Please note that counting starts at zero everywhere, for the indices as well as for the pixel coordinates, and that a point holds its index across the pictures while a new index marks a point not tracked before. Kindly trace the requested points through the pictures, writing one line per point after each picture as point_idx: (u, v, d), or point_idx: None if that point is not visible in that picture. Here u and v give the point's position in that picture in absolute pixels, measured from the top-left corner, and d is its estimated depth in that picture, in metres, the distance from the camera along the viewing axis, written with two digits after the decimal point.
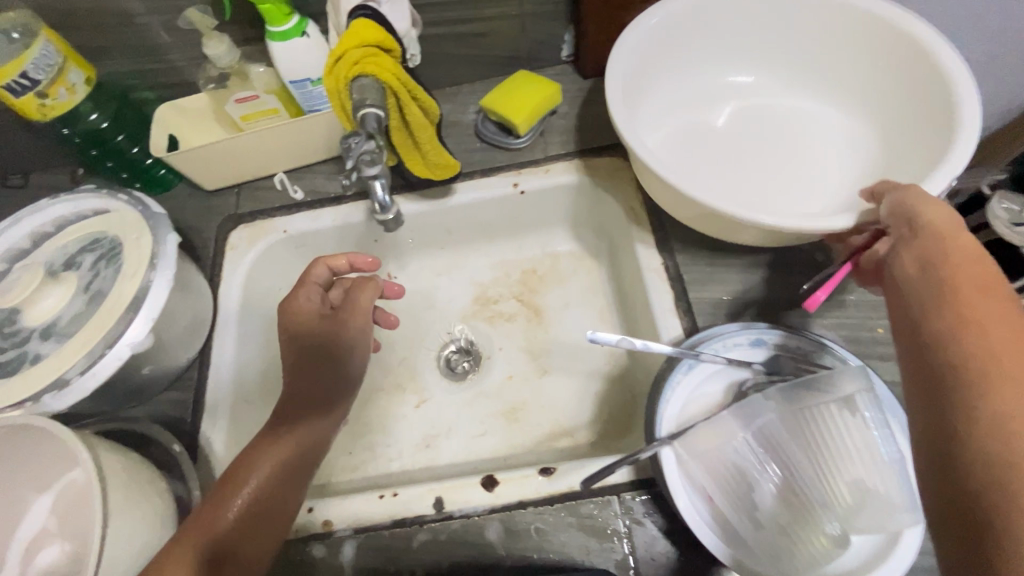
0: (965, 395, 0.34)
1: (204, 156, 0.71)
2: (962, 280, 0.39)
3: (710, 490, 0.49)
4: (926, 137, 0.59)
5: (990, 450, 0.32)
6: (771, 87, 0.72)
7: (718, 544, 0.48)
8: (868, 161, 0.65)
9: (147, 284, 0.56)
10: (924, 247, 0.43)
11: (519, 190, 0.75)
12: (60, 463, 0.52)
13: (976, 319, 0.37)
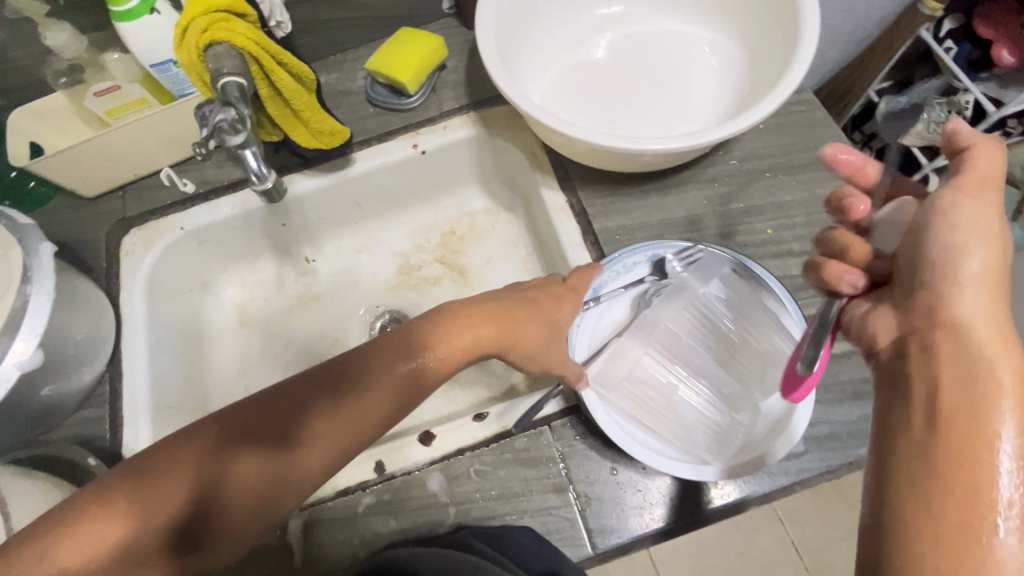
0: (916, 464, 0.38)
1: (72, 159, 0.66)
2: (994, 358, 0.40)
3: (628, 407, 0.55)
4: (782, 47, 0.62)
5: (913, 494, 0.37)
6: (652, 14, 0.73)
7: (640, 449, 0.52)
8: (741, 72, 0.69)
9: (24, 301, 0.53)
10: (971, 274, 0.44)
11: (420, 150, 0.74)
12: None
13: (954, 372, 0.40)
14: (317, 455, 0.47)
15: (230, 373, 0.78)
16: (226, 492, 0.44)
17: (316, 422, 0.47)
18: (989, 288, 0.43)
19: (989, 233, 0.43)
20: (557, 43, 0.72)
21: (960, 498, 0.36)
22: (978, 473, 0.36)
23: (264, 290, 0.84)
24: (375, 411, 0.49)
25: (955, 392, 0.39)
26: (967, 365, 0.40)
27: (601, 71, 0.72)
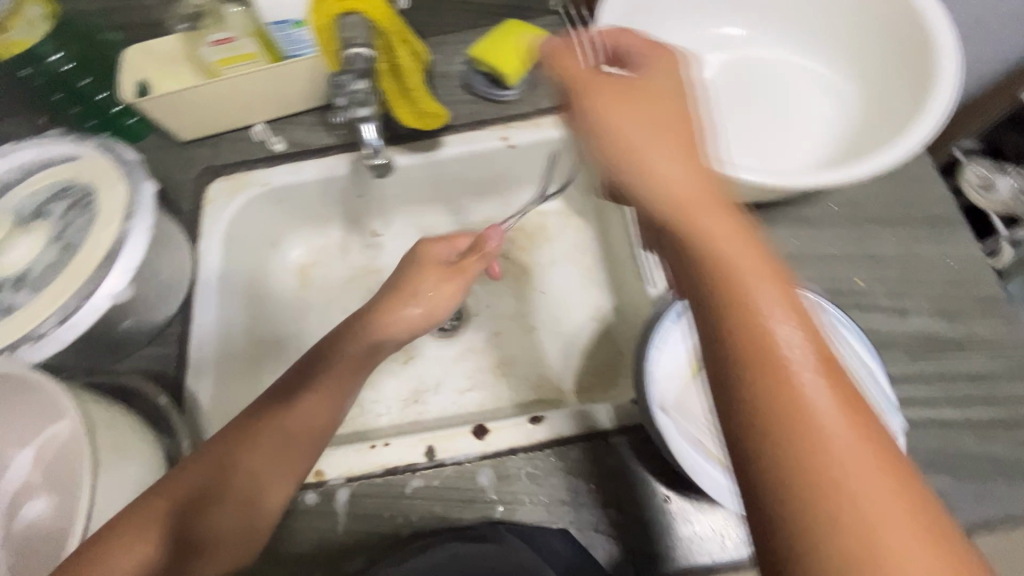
0: (782, 467, 0.29)
1: (178, 102, 0.68)
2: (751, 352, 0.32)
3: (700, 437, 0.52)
4: (910, 96, 0.60)
5: (805, 533, 0.27)
6: (765, 42, 0.72)
7: (712, 482, 0.50)
8: (855, 117, 0.66)
9: (125, 232, 0.54)
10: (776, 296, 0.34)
11: (508, 143, 0.74)
12: (44, 415, 0.51)
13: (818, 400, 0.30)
14: (302, 429, 0.54)
15: (285, 332, 0.80)
16: (242, 476, 0.51)
17: (299, 402, 0.56)
18: (775, 287, 0.34)
19: (690, 163, 0.44)
20: (664, 56, 0.71)
21: (822, 444, 0.29)
22: (828, 411, 0.30)
23: (329, 256, 0.85)
24: (325, 398, 0.57)
25: (748, 311, 0.33)
26: (756, 267, 0.35)
27: (706, 91, 0.70)
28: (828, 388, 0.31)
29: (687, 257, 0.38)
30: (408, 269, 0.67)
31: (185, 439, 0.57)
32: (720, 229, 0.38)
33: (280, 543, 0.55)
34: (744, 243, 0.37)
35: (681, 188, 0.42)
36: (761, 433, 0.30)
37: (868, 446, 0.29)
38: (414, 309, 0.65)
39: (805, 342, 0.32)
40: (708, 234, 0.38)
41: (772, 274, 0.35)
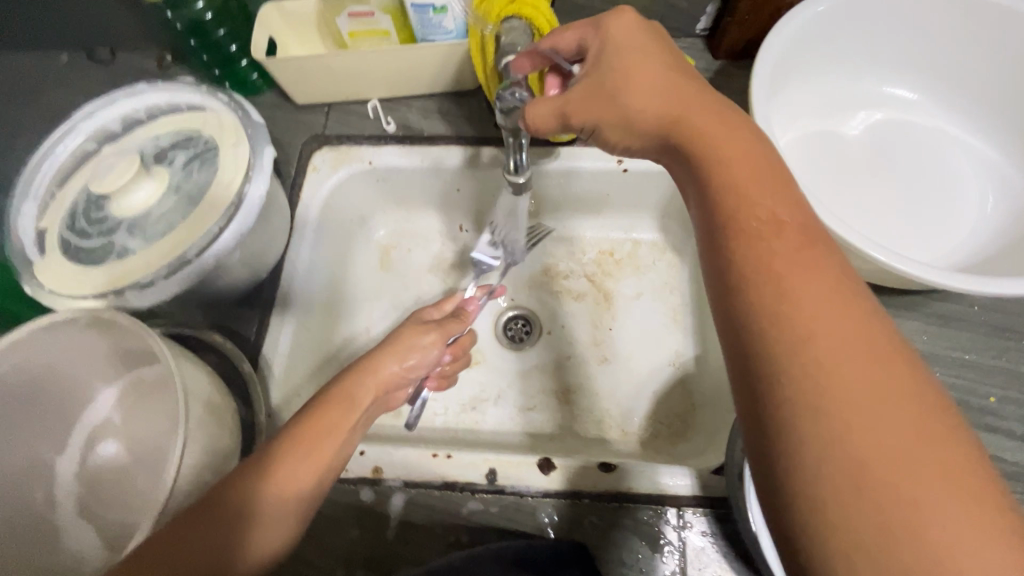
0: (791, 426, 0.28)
1: (305, 68, 0.67)
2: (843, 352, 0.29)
3: None
4: None
5: (835, 477, 0.26)
6: (928, 110, 0.65)
7: None
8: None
9: (240, 195, 0.54)
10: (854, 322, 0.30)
11: (623, 167, 0.70)
12: (136, 359, 0.51)
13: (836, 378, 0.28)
14: (317, 442, 0.44)
15: (357, 310, 0.79)
16: (240, 501, 0.40)
17: (312, 413, 0.46)
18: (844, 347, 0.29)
19: (777, 186, 0.35)
20: (812, 104, 0.65)
21: (831, 398, 0.28)
22: (829, 356, 0.28)
23: (413, 241, 0.83)
24: (340, 410, 0.47)
25: (781, 268, 0.31)
26: (797, 257, 0.32)
27: (852, 152, 0.64)
28: (831, 340, 0.29)
29: (736, 240, 0.34)
30: (396, 332, 0.55)
31: (257, 408, 0.57)
32: (774, 218, 0.34)
33: (330, 533, 0.55)
34: (793, 209, 0.34)
35: (728, 165, 0.37)
36: (782, 391, 0.29)
37: (898, 409, 0.27)
38: (391, 366, 0.51)
39: (853, 348, 0.29)
40: (738, 201, 0.35)
41: (804, 244, 0.32)
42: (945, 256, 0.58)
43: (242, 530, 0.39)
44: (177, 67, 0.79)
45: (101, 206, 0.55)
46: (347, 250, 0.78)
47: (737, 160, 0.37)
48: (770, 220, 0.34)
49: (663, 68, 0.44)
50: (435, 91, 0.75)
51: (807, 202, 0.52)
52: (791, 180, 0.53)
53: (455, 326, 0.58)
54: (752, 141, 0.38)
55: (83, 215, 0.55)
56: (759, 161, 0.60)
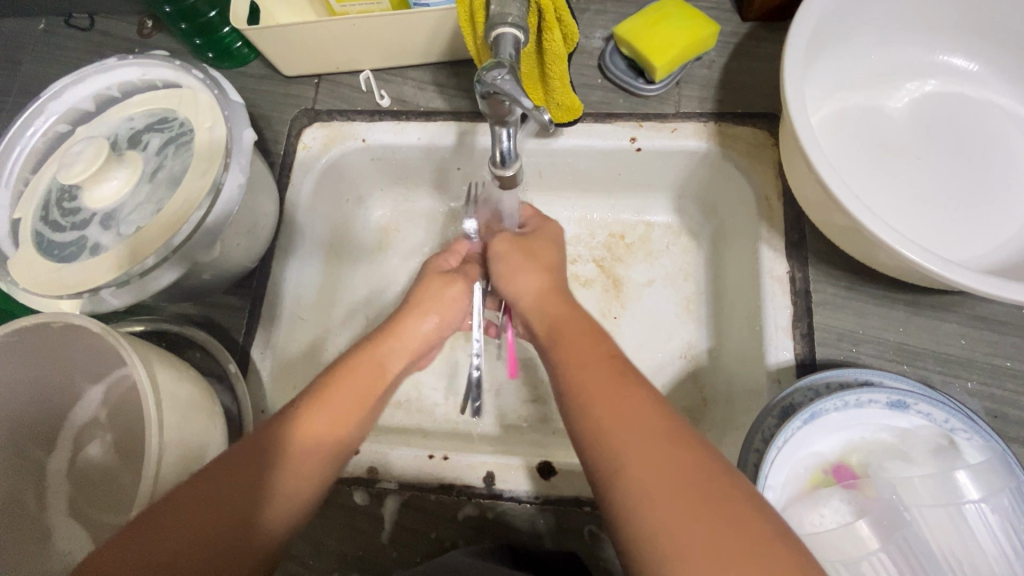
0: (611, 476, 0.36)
1: (288, 38, 0.62)
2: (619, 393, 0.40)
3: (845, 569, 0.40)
4: None
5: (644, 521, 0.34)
6: (986, 82, 0.58)
7: None
8: None
9: (219, 183, 0.50)
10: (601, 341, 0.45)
11: (636, 146, 0.64)
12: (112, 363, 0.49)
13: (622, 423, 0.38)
14: (340, 393, 0.46)
15: (353, 295, 0.75)
16: (261, 442, 0.42)
17: (340, 370, 0.48)
18: (630, 401, 0.39)
19: (590, 333, 0.45)
20: (851, 75, 0.58)
21: (634, 473, 0.35)
22: (641, 456, 0.36)
23: (413, 222, 0.78)
24: (367, 376, 0.48)
25: (593, 386, 0.41)
26: (604, 375, 0.41)
27: (894, 129, 0.57)
28: (630, 427, 0.37)
29: (570, 371, 0.43)
30: (420, 283, 0.57)
31: (246, 405, 0.56)
32: (589, 352, 0.43)
33: (323, 533, 0.54)
34: (597, 342, 0.44)
35: (566, 336, 0.46)
36: (611, 478, 0.36)
37: (670, 453, 0.36)
38: (428, 324, 0.54)
39: (635, 422, 0.38)
40: (568, 351, 0.44)
41: (608, 363, 0.42)
42: (995, 249, 0.51)
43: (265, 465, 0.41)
44: (159, 33, 0.73)
45: (74, 196, 0.52)
46: (342, 233, 0.74)
47: (572, 327, 0.46)
48: (584, 359, 0.43)
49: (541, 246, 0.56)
50: (433, 61, 0.69)
51: (837, 193, 0.46)
52: (825, 169, 0.47)
53: (479, 270, 0.61)
54: (569, 308, 0.49)
55: (56, 206, 0.52)
56: (787, 143, 0.54)
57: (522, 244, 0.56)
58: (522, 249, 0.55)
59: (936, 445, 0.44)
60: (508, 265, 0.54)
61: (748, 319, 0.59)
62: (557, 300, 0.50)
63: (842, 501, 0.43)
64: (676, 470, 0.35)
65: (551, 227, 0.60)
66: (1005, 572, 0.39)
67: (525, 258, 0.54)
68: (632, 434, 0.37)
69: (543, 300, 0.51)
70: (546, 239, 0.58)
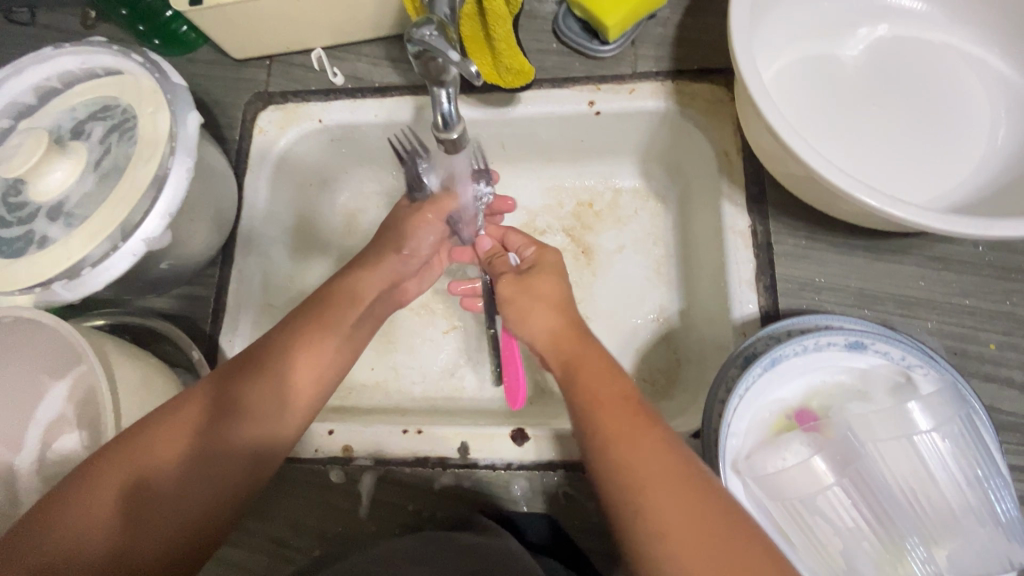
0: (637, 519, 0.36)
1: (231, 18, 0.60)
2: (636, 431, 0.39)
3: (799, 506, 0.41)
4: None
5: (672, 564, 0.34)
6: (939, 24, 0.58)
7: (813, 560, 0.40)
8: None
9: (165, 169, 0.49)
10: (604, 378, 0.43)
11: (595, 110, 0.64)
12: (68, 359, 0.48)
13: (647, 470, 0.37)
14: (318, 358, 0.47)
15: (324, 279, 0.74)
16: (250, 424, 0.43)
17: (310, 331, 0.48)
18: (652, 447, 0.38)
19: (605, 368, 0.44)
20: (803, 24, 0.58)
21: (664, 518, 0.35)
22: (663, 498, 0.36)
23: (380, 202, 0.77)
24: (327, 359, 0.48)
25: (612, 432, 0.40)
26: (622, 415, 0.40)
27: (850, 76, 0.57)
28: (661, 471, 0.37)
29: (589, 411, 0.42)
30: (407, 218, 0.61)
31: None
32: (606, 398, 0.42)
33: (301, 513, 0.54)
34: (617, 385, 0.42)
35: (583, 378, 0.43)
36: (630, 512, 0.37)
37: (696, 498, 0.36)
38: (393, 254, 0.59)
39: (658, 461, 0.38)
40: (586, 389, 0.43)
41: (623, 404, 0.41)
42: (949, 189, 0.51)
43: (250, 461, 0.43)
44: (103, 23, 0.71)
45: (20, 190, 0.51)
46: (307, 217, 0.73)
47: (588, 367, 0.44)
48: (606, 397, 0.42)
49: (546, 279, 0.52)
50: (384, 34, 0.68)
51: (788, 141, 0.46)
52: (776, 118, 0.47)
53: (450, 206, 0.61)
54: (581, 349, 0.46)
55: (2, 201, 0.51)
56: (741, 96, 0.54)
57: (524, 283, 0.52)
58: (526, 288, 0.51)
59: (893, 383, 0.44)
60: (515, 310, 0.51)
61: (714, 275, 0.60)
62: (564, 340, 0.47)
63: (803, 444, 0.43)
64: (699, 510, 0.35)
65: (548, 254, 0.55)
66: (957, 498, 0.40)
67: (532, 299, 0.50)
68: (656, 472, 0.37)
69: (556, 338, 0.48)
70: (549, 271, 0.53)
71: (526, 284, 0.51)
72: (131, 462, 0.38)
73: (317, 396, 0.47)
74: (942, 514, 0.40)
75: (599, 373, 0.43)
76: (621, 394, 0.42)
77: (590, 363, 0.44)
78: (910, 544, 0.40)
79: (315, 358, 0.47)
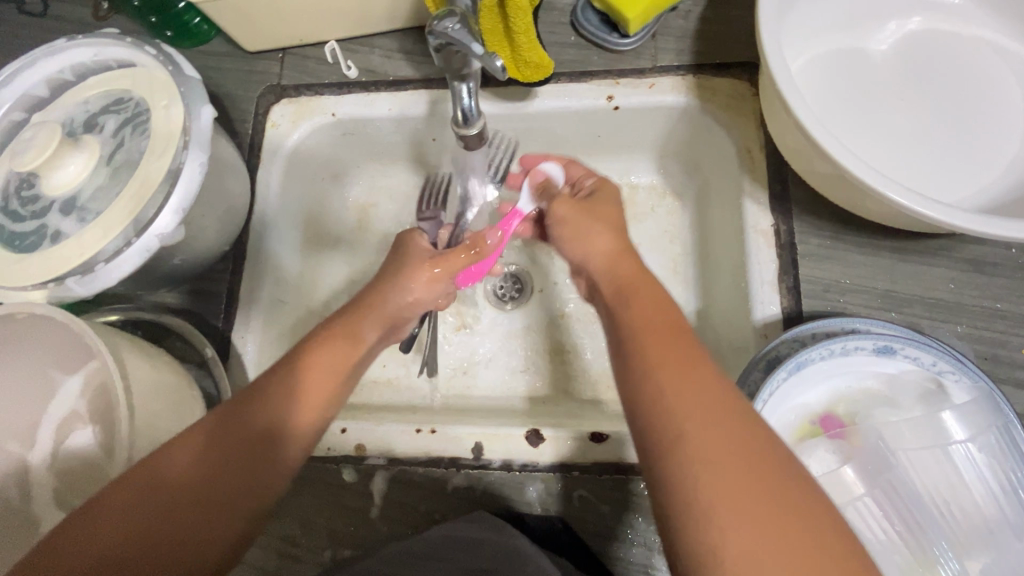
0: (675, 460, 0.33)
1: (245, 10, 0.59)
2: (673, 364, 0.37)
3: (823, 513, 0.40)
4: None
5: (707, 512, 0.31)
6: (972, 18, 0.56)
7: None
8: None
9: (179, 163, 0.49)
10: (651, 313, 0.41)
11: (613, 105, 0.62)
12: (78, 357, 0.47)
13: (701, 402, 0.34)
14: (339, 352, 0.47)
15: (335, 275, 0.73)
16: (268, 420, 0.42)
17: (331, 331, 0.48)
18: (700, 388, 0.35)
19: (658, 305, 0.42)
20: (831, 17, 0.56)
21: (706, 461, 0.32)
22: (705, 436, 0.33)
23: (392, 198, 0.76)
24: (338, 358, 0.47)
25: (658, 366, 0.37)
26: (670, 350, 0.38)
27: (879, 71, 0.55)
28: (704, 409, 0.34)
29: (642, 340, 0.39)
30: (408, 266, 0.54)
31: (225, 388, 0.55)
32: (656, 319, 0.40)
33: (314, 513, 0.54)
34: (667, 313, 0.41)
35: (635, 302, 0.43)
36: (663, 447, 0.34)
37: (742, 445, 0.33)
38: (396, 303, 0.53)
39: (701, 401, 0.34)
40: (636, 320, 0.41)
41: (675, 335, 0.39)
42: (984, 188, 0.50)
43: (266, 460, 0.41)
44: (115, 15, 0.70)
45: (32, 184, 0.51)
46: (319, 213, 0.72)
47: (642, 300, 0.43)
48: (658, 332, 0.39)
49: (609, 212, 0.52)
50: (398, 27, 0.66)
51: (817, 138, 0.45)
52: (807, 115, 0.45)
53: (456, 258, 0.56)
54: (641, 276, 0.45)
55: (15, 195, 0.51)
56: (767, 91, 0.52)
57: (582, 205, 0.52)
58: (587, 209, 0.52)
59: (923, 389, 0.43)
60: (570, 228, 0.52)
61: (734, 274, 0.58)
62: (618, 257, 0.48)
63: (828, 450, 0.42)
64: (746, 459, 0.32)
65: (608, 187, 0.55)
66: (993, 510, 0.39)
67: (591, 219, 0.51)
68: (696, 411, 0.34)
69: (611, 262, 0.47)
70: (609, 196, 0.53)
71: (590, 206, 0.52)
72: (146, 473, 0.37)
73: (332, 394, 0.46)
74: (974, 523, 0.39)
75: (645, 306, 0.42)
76: (669, 327, 0.40)
77: (641, 298, 0.43)
78: (942, 556, 0.39)
79: (337, 358, 0.47)
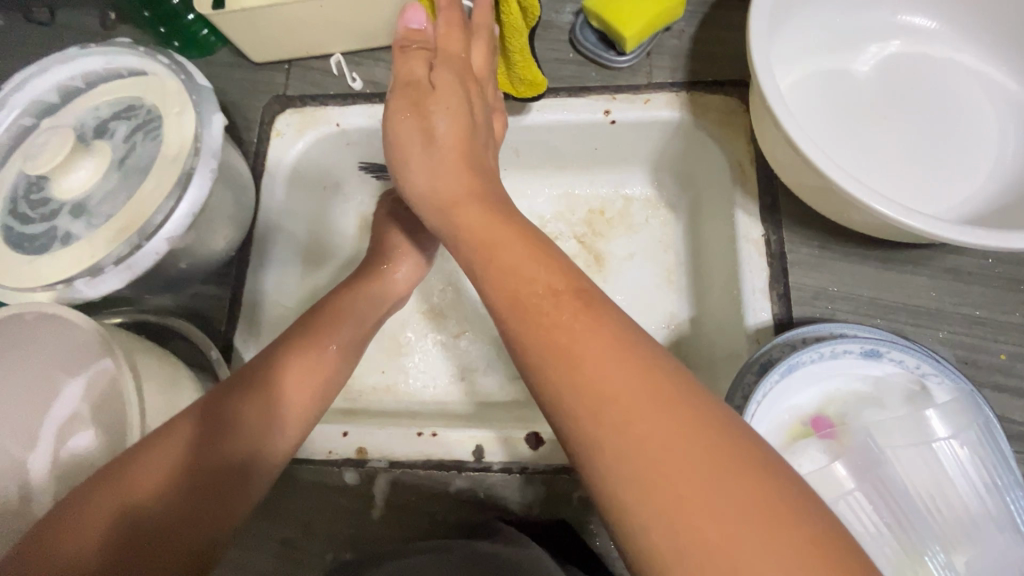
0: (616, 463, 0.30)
1: (254, 23, 0.61)
2: (575, 339, 0.34)
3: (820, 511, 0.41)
4: None
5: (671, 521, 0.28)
6: (947, 42, 0.59)
7: None
8: None
9: (189, 168, 0.50)
10: (531, 267, 0.38)
11: (610, 119, 0.65)
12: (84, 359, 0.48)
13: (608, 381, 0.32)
14: (313, 358, 0.49)
15: (336, 281, 0.74)
16: (248, 427, 0.42)
17: (305, 338, 0.50)
18: (605, 361, 0.33)
19: (538, 258, 0.39)
20: (816, 39, 0.59)
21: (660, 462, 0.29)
22: (651, 432, 0.30)
23: None
24: (312, 365, 0.48)
25: (566, 342, 0.34)
26: (562, 317, 0.35)
27: (862, 91, 0.58)
28: (641, 404, 0.31)
29: (516, 306, 0.37)
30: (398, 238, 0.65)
31: None
32: (522, 281, 0.38)
33: (314, 518, 0.54)
34: (549, 268, 0.38)
35: (503, 251, 0.40)
36: (591, 440, 0.31)
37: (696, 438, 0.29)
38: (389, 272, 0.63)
39: (636, 380, 0.32)
40: (515, 284, 0.38)
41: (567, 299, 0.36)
42: (962, 201, 0.52)
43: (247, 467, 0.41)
44: (123, 25, 0.72)
45: (42, 188, 0.51)
46: (321, 221, 0.74)
47: (515, 247, 0.40)
48: (545, 294, 0.37)
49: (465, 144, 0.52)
50: None
51: (806, 152, 0.47)
52: (797, 131, 0.48)
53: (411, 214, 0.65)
54: (505, 226, 0.42)
55: (24, 198, 0.51)
56: (758, 108, 0.55)
57: (448, 99, 0.52)
58: (437, 109, 0.52)
59: (909, 391, 0.45)
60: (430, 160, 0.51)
61: (726, 282, 0.60)
62: (470, 207, 0.46)
63: (819, 450, 0.44)
64: (703, 450, 0.29)
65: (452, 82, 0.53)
66: (977, 506, 0.41)
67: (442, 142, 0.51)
68: (621, 402, 0.31)
69: (468, 204, 0.46)
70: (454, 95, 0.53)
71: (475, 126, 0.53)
72: (122, 483, 0.36)
73: (310, 406, 0.47)
74: (961, 520, 0.41)
75: (524, 260, 0.39)
76: (545, 286, 0.37)
77: (514, 254, 0.40)
78: (931, 552, 0.40)
79: (313, 368, 0.49)
